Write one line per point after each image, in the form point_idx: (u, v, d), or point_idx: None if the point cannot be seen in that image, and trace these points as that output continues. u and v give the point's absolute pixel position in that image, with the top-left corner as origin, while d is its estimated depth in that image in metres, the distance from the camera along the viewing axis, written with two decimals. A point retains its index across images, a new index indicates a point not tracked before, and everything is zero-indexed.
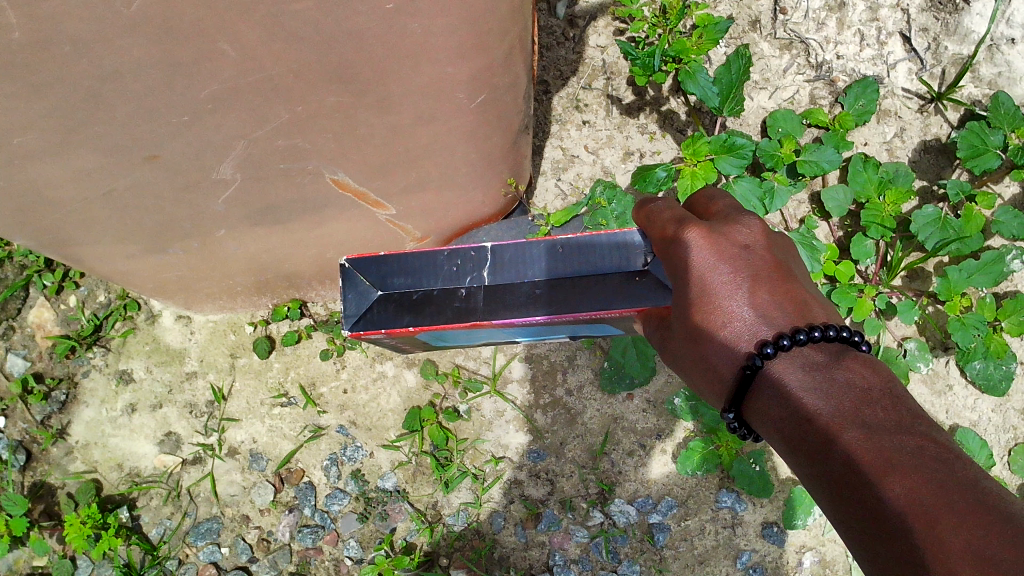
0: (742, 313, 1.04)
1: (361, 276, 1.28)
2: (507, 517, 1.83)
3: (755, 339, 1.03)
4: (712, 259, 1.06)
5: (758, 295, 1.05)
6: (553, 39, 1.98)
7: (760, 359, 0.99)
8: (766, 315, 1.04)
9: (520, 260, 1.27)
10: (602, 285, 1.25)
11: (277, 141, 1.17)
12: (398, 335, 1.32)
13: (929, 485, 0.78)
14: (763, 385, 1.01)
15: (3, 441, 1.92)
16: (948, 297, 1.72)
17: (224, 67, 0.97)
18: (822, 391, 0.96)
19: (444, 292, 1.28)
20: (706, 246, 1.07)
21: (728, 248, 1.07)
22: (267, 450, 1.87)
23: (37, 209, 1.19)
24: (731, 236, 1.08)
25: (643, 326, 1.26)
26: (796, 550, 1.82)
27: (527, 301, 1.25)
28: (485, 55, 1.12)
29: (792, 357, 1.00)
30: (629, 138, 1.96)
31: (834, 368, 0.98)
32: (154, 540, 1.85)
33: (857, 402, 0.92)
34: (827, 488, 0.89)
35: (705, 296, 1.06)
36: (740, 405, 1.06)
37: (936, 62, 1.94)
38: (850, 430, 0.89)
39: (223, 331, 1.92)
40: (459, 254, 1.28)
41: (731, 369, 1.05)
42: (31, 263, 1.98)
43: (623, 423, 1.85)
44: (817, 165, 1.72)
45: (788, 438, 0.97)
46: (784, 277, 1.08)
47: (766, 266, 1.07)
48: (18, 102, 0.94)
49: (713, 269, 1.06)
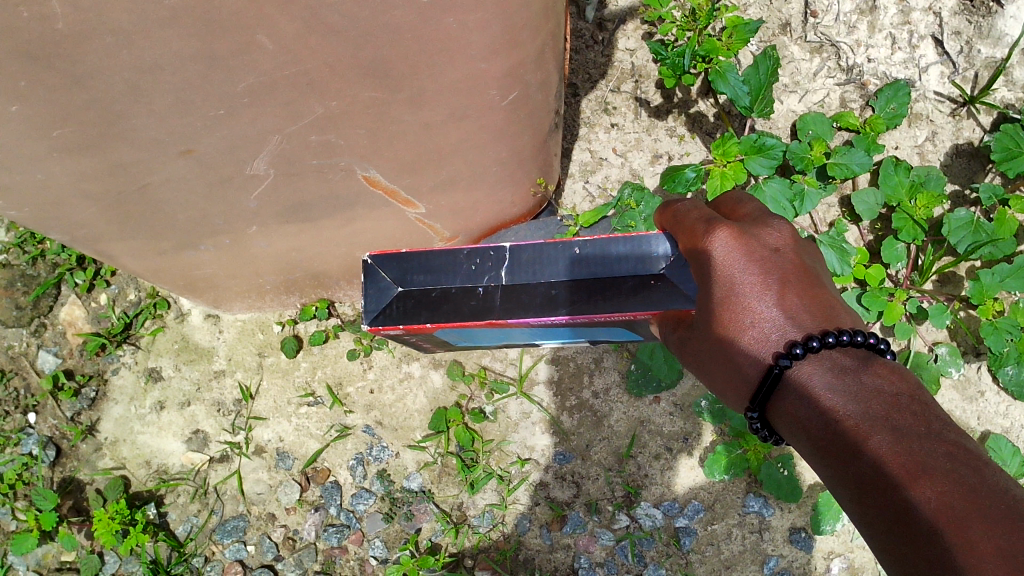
0: (770, 313, 1.04)
1: (383, 272, 1.27)
2: (532, 520, 1.83)
3: (783, 339, 1.02)
4: (742, 259, 1.06)
5: (786, 298, 1.04)
6: (582, 42, 1.99)
7: (788, 359, 0.99)
8: (795, 318, 1.03)
9: (538, 261, 1.26)
10: (618, 286, 1.23)
11: (311, 136, 1.17)
12: (416, 332, 1.32)
13: (960, 491, 0.77)
14: (788, 388, 1.00)
15: (33, 436, 1.94)
16: (980, 301, 1.69)
17: (262, 61, 0.98)
18: (850, 393, 0.95)
19: (461, 290, 1.26)
20: (737, 248, 1.07)
21: (759, 250, 1.07)
22: (294, 449, 1.88)
23: (73, 202, 1.21)
24: (762, 239, 1.09)
25: (661, 329, 1.27)
26: (824, 556, 1.81)
27: (543, 302, 1.24)
28: (518, 51, 1.12)
29: (819, 358, 0.99)
30: (657, 141, 1.96)
31: (862, 372, 0.97)
32: (181, 537, 1.86)
33: (886, 407, 0.91)
34: (850, 490, 0.88)
35: (733, 296, 1.06)
36: (764, 406, 1.05)
37: (969, 66, 1.93)
38: (878, 433, 0.88)
39: (252, 330, 1.93)
40: (478, 254, 1.27)
41: (757, 371, 1.04)
42: (63, 261, 2.01)
43: (650, 426, 1.84)
44: (847, 167, 1.72)
45: (813, 439, 0.96)
46: (812, 281, 1.07)
47: (796, 269, 1.07)
48: (58, 94, 0.95)
49: (743, 271, 1.06)
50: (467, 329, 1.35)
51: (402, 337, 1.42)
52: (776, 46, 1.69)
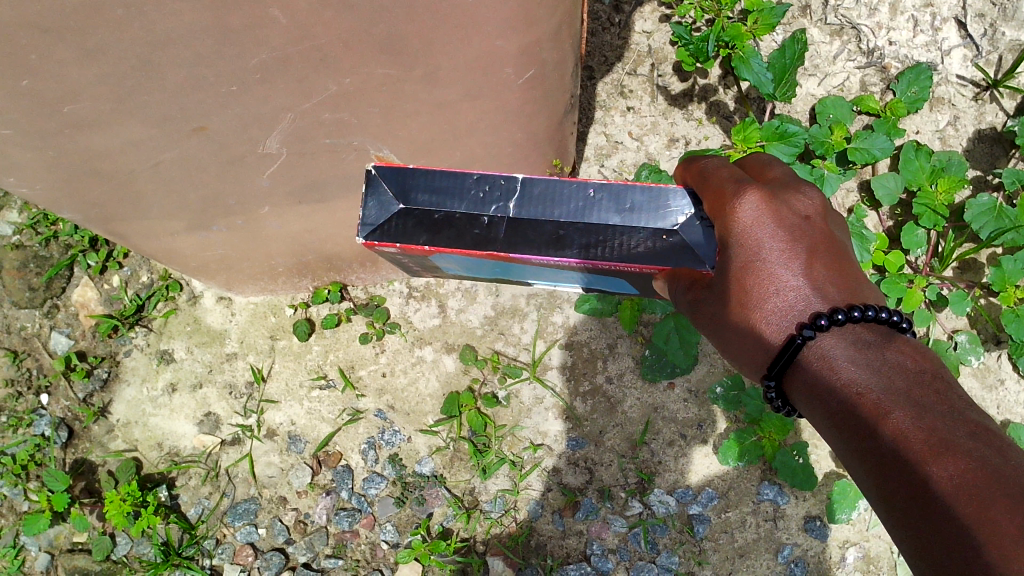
0: (796, 284, 1.02)
1: (385, 185, 1.21)
2: (544, 505, 1.81)
3: (808, 310, 1.01)
4: (771, 225, 1.03)
5: (813, 268, 1.03)
6: (598, 25, 1.97)
7: (811, 330, 0.98)
8: (820, 291, 1.01)
9: (550, 197, 1.20)
10: (627, 236, 1.18)
11: (324, 115, 1.16)
12: (409, 251, 1.25)
13: (982, 468, 0.75)
14: (808, 360, 0.99)
15: (46, 418, 1.93)
16: (1001, 288, 1.66)
17: (274, 36, 0.96)
18: (871, 367, 0.93)
19: (466, 216, 1.21)
20: (766, 212, 1.03)
21: (789, 217, 1.04)
22: (306, 432, 1.87)
23: (84, 180, 1.20)
24: (792, 205, 1.05)
25: (666, 288, 1.19)
26: (839, 544, 1.79)
27: (549, 239, 1.18)
28: (536, 28, 1.10)
29: (842, 332, 0.98)
30: (674, 125, 1.93)
31: (884, 349, 0.95)
32: (192, 519, 1.85)
33: (909, 383, 0.89)
34: (866, 464, 0.86)
35: (758, 262, 1.03)
36: (782, 376, 1.03)
37: (992, 49, 1.90)
38: (898, 408, 0.86)
39: (264, 313, 1.93)
40: (489, 181, 1.20)
41: (777, 340, 1.02)
42: (77, 242, 2.00)
43: (664, 412, 1.83)
44: (868, 152, 1.68)
45: (830, 412, 0.94)
46: (839, 253, 1.05)
47: (824, 241, 1.04)
48: (69, 69, 0.94)
49: (770, 236, 1.03)
50: (463, 260, 1.29)
51: (394, 258, 1.36)
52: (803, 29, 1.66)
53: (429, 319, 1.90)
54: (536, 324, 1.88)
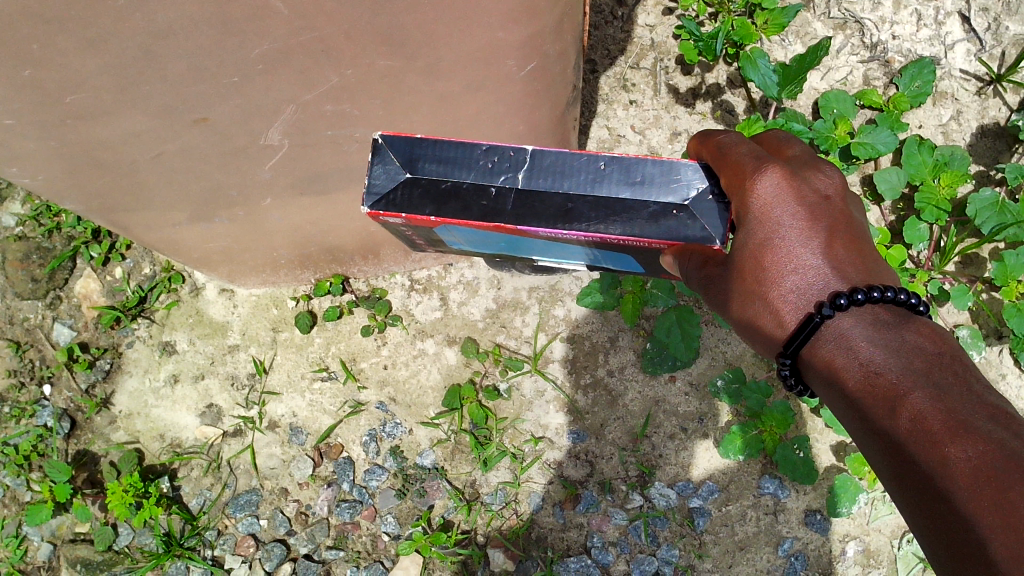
0: (814, 264, 0.99)
1: (392, 154, 1.19)
2: (545, 498, 1.82)
3: (827, 290, 0.99)
4: (791, 202, 1.00)
5: (832, 248, 1.00)
6: (601, 18, 1.98)
7: (830, 309, 0.96)
8: (839, 271, 0.99)
9: (560, 169, 1.18)
10: (636, 209, 1.16)
11: (325, 106, 1.16)
12: (415, 223, 1.24)
13: (1003, 453, 0.76)
14: (826, 340, 0.97)
15: (48, 408, 1.93)
16: (1003, 283, 1.67)
17: (274, 27, 0.96)
18: (889, 348, 0.93)
19: (473, 187, 1.19)
20: (787, 189, 1.00)
21: (809, 195, 1.01)
22: (308, 424, 1.88)
23: (87, 170, 1.20)
24: (812, 183, 1.02)
25: (672, 262, 1.16)
26: (840, 538, 1.78)
27: (557, 213, 1.17)
28: (538, 20, 1.10)
29: (859, 313, 0.96)
30: (676, 118, 1.93)
31: (902, 328, 0.95)
32: (194, 510, 1.86)
33: (927, 365, 0.90)
34: (886, 446, 0.86)
35: (775, 241, 1.01)
36: (798, 354, 1.01)
37: (996, 43, 1.89)
38: (918, 390, 0.86)
39: (266, 305, 1.94)
40: (497, 151, 1.18)
41: (795, 319, 1.00)
42: (80, 234, 2.00)
43: (665, 406, 1.84)
44: (872, 147, 1.68)
45: (847, 392, 0.94)
46: (857, 232, 1.03)
47: (843, 219, 1.02)
48: (72, 59, 0.94)
49: (789, 214, 1.00)
50: (470, 233, 1.28)
51: (397, 229, 1.35)
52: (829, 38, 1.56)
53: (430, 312, 1.91)
54: (537, 318, 1.88)
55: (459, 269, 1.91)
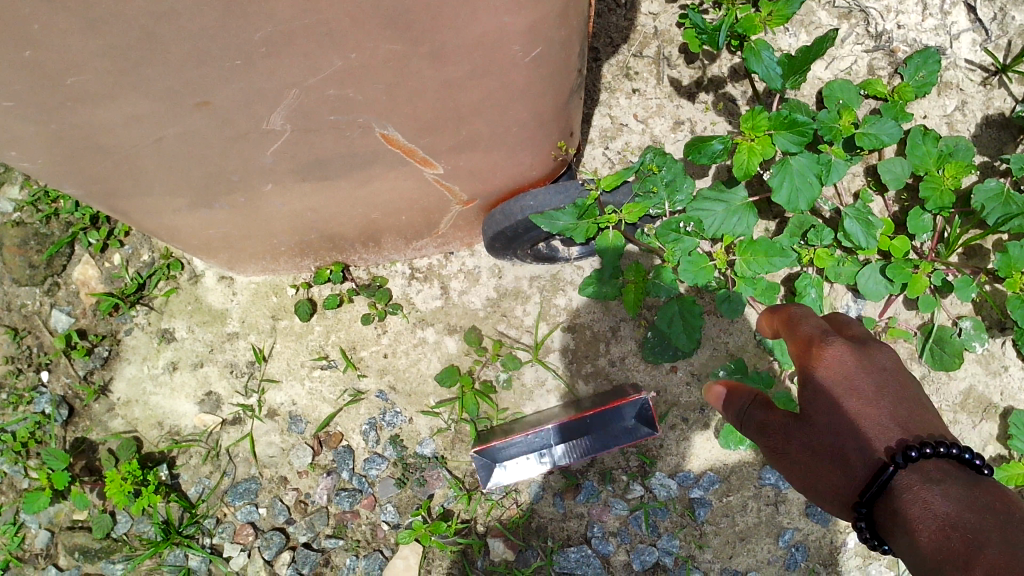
0: (881, 421, 1.13)
1: None
2: (544, 488, 1.80)
3: (892, 442, 1.10)
4: (853, 366, 1.18)
5: (896, 411, 1.14)
6: (604, 6, 1.96)
7: (901, 458, 1.05)
8: (905, 427, 1.12)
9: None
10: None
11: (328, 90, 1.14)
12: None
13: None
14: (895, 493, 1.05)
15: (46, 395, 1.92)
16: (1007, 275, 1.65)
17: (279, 9, 0.95)
18: (960, 501, 1.01)
19: None
20: (852, 359, 1.19)
21: (874, 367, 1.19)
22: (307, 413, 1.87)
23: (87, 154, 1.19)
24: (873, 355, 1.21)
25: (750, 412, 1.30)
26: (840, 529, 1.79)
27: None
28: (545, 5, 1.08)
29: (923, 471, 1.06)
30: (679, 108, 1.92)
31: (972, 488, 1.04)
32: (192, 498, 1.85)
33: (998, 521, 0.97)
34: None
35: (845, 395, 1.16)
36: (873, 504, 1.07)
37: (1002, 33, 1.89)
38: (991, 548, 0.93)
39: (265, 293, 1.93)
40: None
41: (862, 465, 1.09)
42: (77, 220, 1.98)
43: (666, 396, 1.83)
44: (876, 138, 1.67)
45: (919, 541, 1.00)
46: (917, 403, 1.17)
47: (904, 387, 1.18)
48: (72, 40, 0.93)
49: (858, 374, 1.17)
50: None
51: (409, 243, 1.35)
52: (833, 28, 1.57)
53: (431, 300, 1.90)
54: (539, 307, 1.88)
55: (460, 258, 1.91)
